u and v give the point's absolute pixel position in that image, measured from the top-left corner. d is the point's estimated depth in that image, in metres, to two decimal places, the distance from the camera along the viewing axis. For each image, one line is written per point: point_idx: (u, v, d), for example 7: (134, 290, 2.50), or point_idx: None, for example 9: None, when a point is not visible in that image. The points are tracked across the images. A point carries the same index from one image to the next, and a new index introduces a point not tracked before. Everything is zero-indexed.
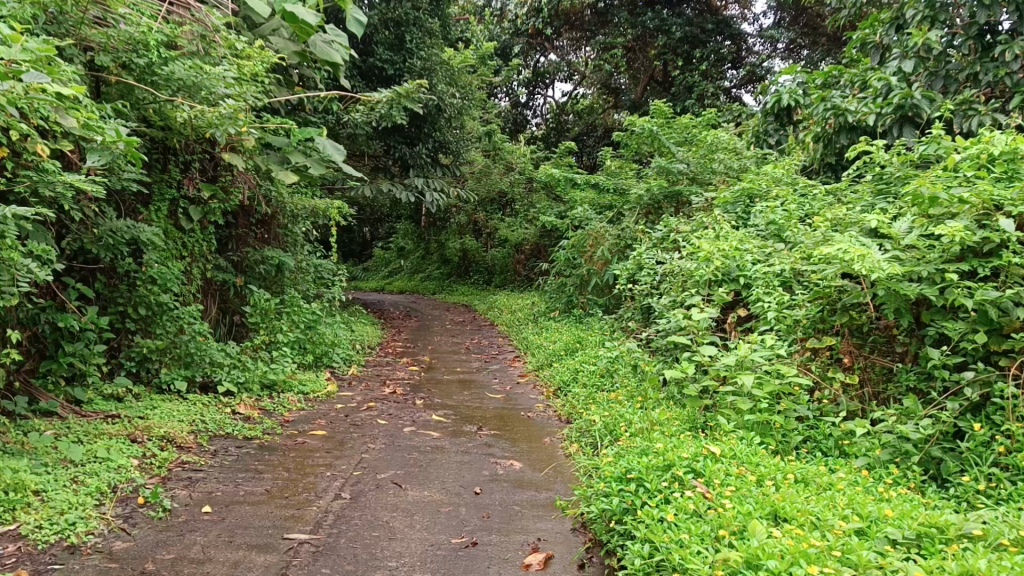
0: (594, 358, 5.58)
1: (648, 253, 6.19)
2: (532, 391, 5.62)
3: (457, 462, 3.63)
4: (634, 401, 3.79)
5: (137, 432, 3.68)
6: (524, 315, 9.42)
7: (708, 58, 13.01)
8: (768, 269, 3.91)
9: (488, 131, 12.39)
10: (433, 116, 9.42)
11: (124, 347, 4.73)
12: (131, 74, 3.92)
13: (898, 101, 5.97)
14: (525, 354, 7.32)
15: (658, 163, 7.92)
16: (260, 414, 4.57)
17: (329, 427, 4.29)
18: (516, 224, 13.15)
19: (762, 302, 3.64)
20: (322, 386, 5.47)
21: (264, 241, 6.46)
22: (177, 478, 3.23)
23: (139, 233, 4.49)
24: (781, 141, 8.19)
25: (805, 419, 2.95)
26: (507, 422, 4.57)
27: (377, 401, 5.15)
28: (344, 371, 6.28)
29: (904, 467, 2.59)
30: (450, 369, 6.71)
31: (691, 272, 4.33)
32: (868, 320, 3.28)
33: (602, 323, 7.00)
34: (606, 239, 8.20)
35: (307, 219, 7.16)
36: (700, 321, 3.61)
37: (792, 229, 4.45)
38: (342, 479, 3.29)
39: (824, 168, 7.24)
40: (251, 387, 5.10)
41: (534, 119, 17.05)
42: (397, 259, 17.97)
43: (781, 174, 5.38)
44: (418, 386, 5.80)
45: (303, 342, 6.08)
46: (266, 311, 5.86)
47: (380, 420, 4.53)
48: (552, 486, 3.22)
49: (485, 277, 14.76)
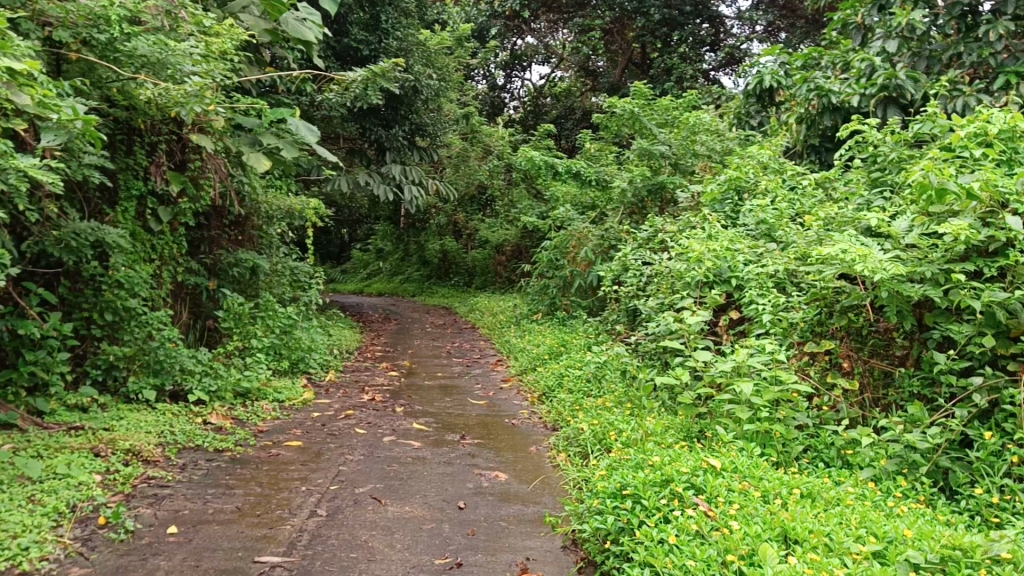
0: (580, 363, 5.43)
1: (633, 253, 6.06)
2: (516, 396, 5.46)
3: (440, 474, 3.47)
4: (625, 409, 3.65)
5: (101, 445, 3.48)
6: (506, 318, 9.29)
7: (686, 41, 13.51)
8: (761, 270, 3.79)
9: (466, 114, 12.23)
10: (409, 100, 9.36)
11: (90, 354, 4.53)
12: (92, 52, 3.95)
13: (883, 82, 6.65)
14: (508, 357, 7.17)
15: (640, 144, 7.85)
16: (233, 423, 4.38)
17: (305, 437, 4.11)
18: (497, 224, 13.03)
19: (757, 305, 3.50)
20: (299, 393, 5.28)
21: (237, 243, 6.27)
22: (141, 495, 3.04)
23: (105, 235, 4.30)
24: (764, 122, 8.69)
25: (805, 428, 2.82)
26: (491, 430, 4.41)
27: (356, 408, 4.97)
28: (321, 377, 6.09)
29: (913, 479, 2.46)
30: (431, 374, 6.54)
31: (681, 273, 4.19)
32: (867, 322, 3.15)
33: (587, 325, 6.86)
34: (590, 239, 8.08)
35: (284, 221, 6.97)
36: (692, 325, 3.48)
37: (784, 232, 4.33)
38: (318, 495, 3.12)
39: (811, 147, 7.60)
40: (224, 395, 4.90)
41: (511, 102, 16.80)
42: (376, 261, 17.76)
43: (769, 172, 5.28)
44: (399, 392, 5.63)
45: (279, 348, 5.89)
46: (241, 316, 5.66)
47: (358, 429, 4.35)
48: (540, 500, 3.07)
49: (466, 279, 14.61)
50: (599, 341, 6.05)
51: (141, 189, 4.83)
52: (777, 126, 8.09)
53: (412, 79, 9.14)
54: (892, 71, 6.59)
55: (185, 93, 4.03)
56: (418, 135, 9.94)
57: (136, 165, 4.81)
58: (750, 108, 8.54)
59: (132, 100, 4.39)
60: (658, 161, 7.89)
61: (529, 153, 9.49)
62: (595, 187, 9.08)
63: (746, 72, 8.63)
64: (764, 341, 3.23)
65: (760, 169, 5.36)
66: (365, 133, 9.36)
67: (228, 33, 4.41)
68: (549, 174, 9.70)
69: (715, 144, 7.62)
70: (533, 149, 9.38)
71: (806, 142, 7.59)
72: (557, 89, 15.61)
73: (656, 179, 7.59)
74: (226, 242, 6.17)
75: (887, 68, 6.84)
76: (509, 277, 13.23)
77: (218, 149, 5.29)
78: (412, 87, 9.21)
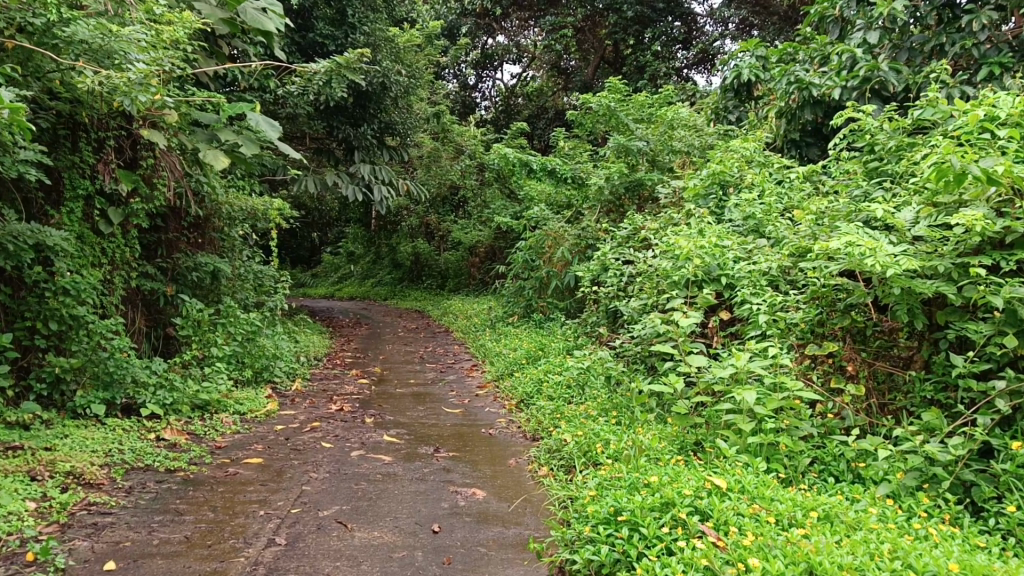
0: (559, 368, 5.18)
1: (612, 252, 5.83)
2: (492, 404, 5.19)
3: (412, 492, 3.20)
4: (611, 419, 3.41)
5: (38, 467, 3.16)
6: (480, 320, 9.02)
7: (659, 39, 13.33)
8: (753, 268, 3.58)
9: (437, 113, 11.95)
10: (378, 97, 9.03)
11: (34, 366, 4.20)
12: (29, 38, 3.63)
13: (865, 74, 6.48)
14: (483, 361, 6.90)
15: (617, 140, 7.60)
16: (189, 439, 4.07)
17: (267, 453, 3.82)
18: (470, 225, 12.77)
19: (752, 304, 3.27)
20: (262, 404, 4.96)
21: (196, 245, 5.95)
22: (79, 525, 2.73)
23: (46, 238, 4.01)
24: (742, 117, 8.49)
25: (811, 438, 2.58)
26: (468, 442, 4.15)
27: (323, 420, 4.67)
28: (287, 387, 5.77)
29: (935, 495, 2.23)
30: (403, 381, 6.24)
31: (667, 271, 3.96)
32: (871, 321, 2.94)
33: (564, 328, 6.61)
34: (567, 238, 7.83)
35: (247, 223, 6.66)
36: (684, 328, 3.22)
37: (775, 231, 4.11)
38: (277, 520, 2.83)
39: (790, 141, 7.42)
40: (180, 408, 4.56)
41: (482, 102, 16.57)
42: (348, 264, 17.41)
43: (755, 167, 5.06)
44: (369, 401, 5.33)
45: (241, 357, 5.56)
46: (200, 323, 5.33)
47: (325, 443, 4.07)
48: (522, 520, 2.81)
49: (438, 281, 14.32)
50: (579, 345, 5.81)
51: (88, 189, 4.50)
52: (756, 121, 7.89)
53: (379, 74, 8.81)
54: (873, 63, 6.42)
55: (128, 81, 3.71)
56: (388, 134, 9.66)
57: (82, 163, 4.48)
58: (726, 103, 8.35)
59: (75, 91, 4.06)
60: (635, 156, 7.65)
61: (502, 151, 9.25)
62: (571, 186, 8.83)
63: (723, 67, 8.43)
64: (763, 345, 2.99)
65: (744, 162, 5.15)
66: (333, 131, 9.02)
67: (180, 20, 4.09)
68: (524, 172, 9.44)
69: (693, 139, 7.40)
70: (507, 147, 9.13)
71: (786, 137, 7.41)
72: (528, 89, 15.34)
73: (634, 177, 7.36)
74: (184, 245, 5.85)
75: (868, 59, 6.69)
76: (483, 279, 12.98)
77: (173, 146, 4.97)
78: (380, 83, 8.87)
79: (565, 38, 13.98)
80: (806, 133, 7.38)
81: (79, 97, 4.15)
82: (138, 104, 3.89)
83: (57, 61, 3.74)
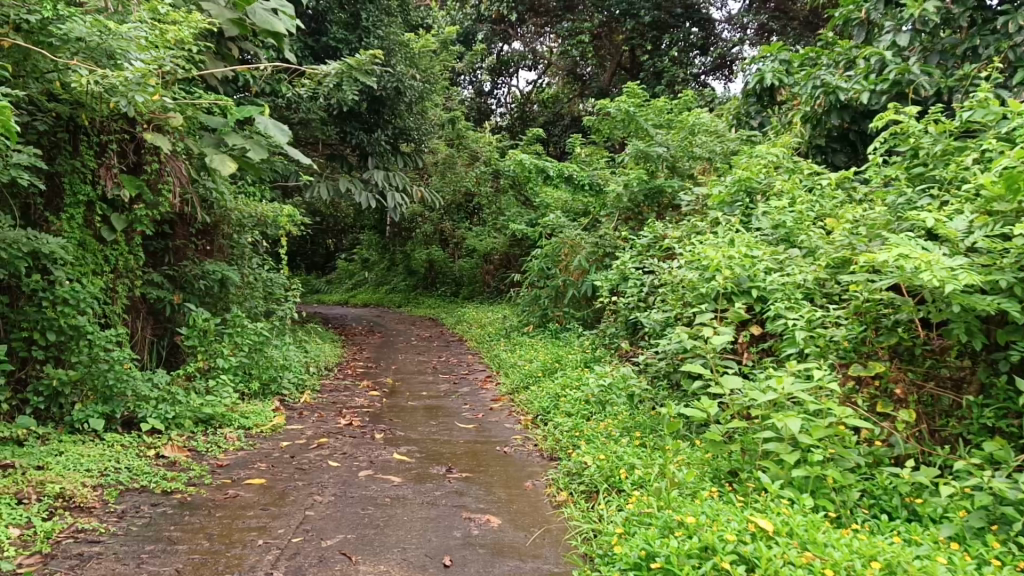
0: (578, 382, 4.96)
1: (633, 261, 5.61)
2: (507, 419, 4.98)
3: (423, 519, 2.99)
4: (638, 445, 3.20)
5: (26, 490, 2.98)
6: (495, 330, 8.82)
7: (677, 44, 13.10)
8: (787, 280, 3.36)
9: (452, 118, 11.76)
10: (392, 101, 8.92)
11: (32, 379, 4.03)
12: (23, 36, 3.46)
13: (895, 78, 6.28)
14: (498, 373, 6.70)
15: (637, 146, 7.39)
16: (189, 456, 3.87)
17: (270, 472, 3.63)
18: (484, 233, 12.59)
19: (788, 320, 3.04)
20: (268, 419, 4.72)
21: (204, 253, 5.80)
22: (63, 555, 2.54)
23: (42, 245, 3.81)
24: (765, 122, 8.24)
25: (859, 469, 2.35)
26: (482, 461, 3.94)
27: (331, 435, 4.47)
28: (295, 400, 5.56)
29: (1005, 538, 1.99)
30: (416, 393, 6.03)
31: (693, 283, 3.74)
32: (920, 340, 2.73)
33: (582, 339, 6.39)
34: (584, 247, 7.62)
35: (257, 230, 6.48)
36: (716, 345, 3.00)
37: (809, 241, 3.88)
38: (277, 550, 2.63)
39: (816, 147, 7.20)
40: (182, 423, 4.31)
41: (499, 109, 16.43)
42: (361, 270, 17.26)
43: (784, 173, 4.83)
44: (379, 415, 5.12)
45: (248, 368, 5.36)
46: (206, 332, 5.13)
47: (332, 461, 3.88)
48: (540, 553, 2.60)
49: (452, 289, 14.14)
50: (598, 358, 5.59)
51: (89, 194, 4.33)
52: (780, 127, 7.66)
53: (393, 78, 8.67)
54: (904, 66, 6.19)
55: (126, 80, 3.52)
56: (402, 140, 9.50)
57: (83, 167, 4.31)
58: (749, 109, 8.13)
59: (75, 92, 3.89)
60: (655, 162, 7.42)
61: (519, 156, 9.05)
62: (589, 192, 8.62)
63: (745, 72, 8.20)
64: (802, 365, 2.77)
65: (772, 168, 4.93)
66: (346, 137, 8.88)
67: (185, 19, 3.92)
68: (540, 178, 9.24)
69: (715, 145, 7.17)
70: (523, 152, 8.94)
71: (811, 143, 7.17)
72: (544, 95, 15.15)
73: (653, 183, 7.14)
74: (192, 253, 5.68)
75: (898, 62, 6.45)
76: (497, 287, 12.78)
77: (179, 150, 4.80)
78: (393, 88, 8.75)
79: (582, 44, 13.79)
80: (832, 139, 7.15)
81: (79, 98, 3.98)
82: (135, 105, 3.71)
83: (53, 60, 3.57)
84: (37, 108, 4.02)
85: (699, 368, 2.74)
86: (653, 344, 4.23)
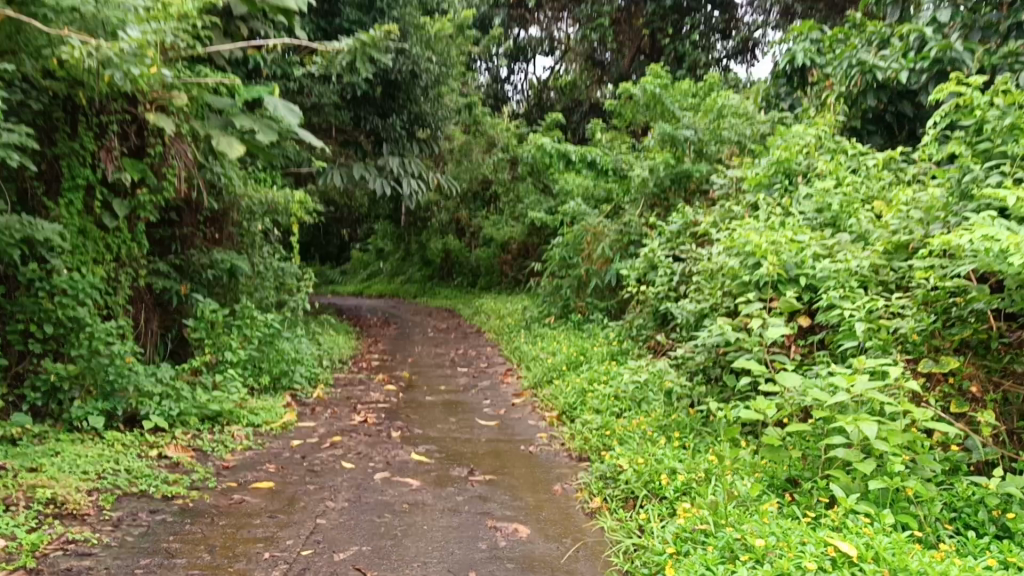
0: (606, 378, 4.68)
1: (662, 249, 5.33)
2: (531, 416, 4.71)
3: (444, 528, 2.73)
4: (679, 451, 2.92)
5: (15, 495, 2.75)
6: (514, 321, 8.55)
7: (698, 27, 12.75)
8: (840, 267, 3.07)
9: (468, 104, 11.47)
10: (407, 86, 8.62)
11: (29, 374, 3.79)
12: (10, 5, 3.20)
13: (936, 55, 5.94)
14: (519, 365, 6.43)
15: (662, 129, 7.09)
16: (193, 457, 3.63)
17: (279, 475, 3.38)
18: (502, 222, 12.33)
19: (845, 311, 2.75)
20: (279, 416, 4.48)
21: (211, 241, 5.55)
22: (49, 571, 2.29)
23: (36, 232, 3.56)
24: (795, 104, 7.88)
25: (941, 479, 2.07)
26: (507, 463, 3.67)
27: (345, 433, 4.22)
28: (308, 394, 5.31)
29: None
30: (433, 388, 5.78)
31: (734, 271, 3.44)
32: (998, 332, 2.44)
33: (607, 331, 6.11)
34: (607, 235, 7.33)
35: (268, 218, 6.24)
36: (768, 337, 2.74)
37: (860, 225, 3.59)
38: (283, 566, 2.38)
39: (849, 129, 6.81)
40: (187, 420, 4.08)
41: (515, 96, 16.04)
42: (377, 261, 17.03)
43: (826, 153, 4.52)
44: (396, 412, 4.87)
45: (258, 361, 5.11)
46: (214, 324, 4.88)
47: (345, 462, 3.62)
48: (575, 570, 2.34)
49: (469, 279, 13.87)
50: (626, 351, 5.31)
51: (89, 177, 4.09)
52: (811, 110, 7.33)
53: (408, 62, 8.39)
54: (946, 42, 5.88)
55: (120, 51, 3.26)
56: (417, 126, 9.23)
57: (82, 150, 4.06)
58: (778, 90, 7.79)
59: (71, 69, 3.64)
60: (681, 146, 7.12)
61: (539, 141, 8.75)
62: (611, 178, 8.32)
63: (774, 52, 7.86)
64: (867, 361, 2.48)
65: (811, 149, 4.63)
66: (360, 123, 8.63)
67: None
68: (560, 164, 8.95)
69: (744, 128, 6.86)
70: (543, 136, 8.65)
71: (844, 125, 6.82)
72: (561, 82, 14.84)
73: (680, 168, 6.84)
74: (200, 241, 5.44)
75: (938, 39, 6.12)
76: (515, 276, 12.51)
77: (184, 132, 4.55)
78: (408, 71, 8.46)
79: (600, 28, 13.44)
80: (866, 121, 6.79)
81: (75, 75, 3.74)
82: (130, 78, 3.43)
83: (45, 32, 3.32)
84: (31, 85, 3.78)
85: (753, 365, 2.46)
86: (689, 338, 3.95)
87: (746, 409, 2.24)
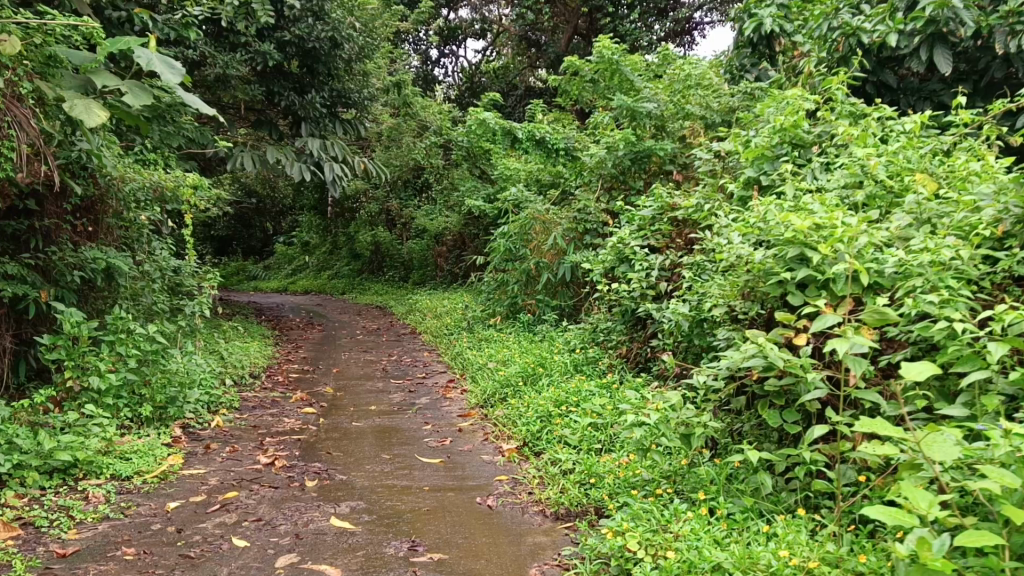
0: (578, 399, 3.77)
1: (634, 238, 4.44)
2: (484, 447, 3.78)
3: None
4: (721, 537, 2.04)
5: None
6: (453, 322, 7.60)
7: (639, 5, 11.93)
8: (922, 259, 2.23)
9: (398, 82, 10.43)
10: (326, 57, 7.54)
11: None
12: None
13: (931, 13, 5.06)
14: (463, 376, 5.50)
15: (621, 101, 6.16)
16: (17, 540, 2.55)
17: (138, 569, 2.35)
18: (435, 212, 11.37)
19: (963, 326, 1.90)
20: (158, 462, 3.44)
21: (81, 238, 4.50)
22: None
23: None
24: (762, 78, 6.86)
25: None
26: (460, 526, 2.73)
27: (242, 486, 3.20)
28: (203, 426, 4.25)
29: None
30: (361, 408, 4.79)
31: (764, 265, 2.55)
32: None
33: (566, 335, 5.22)
34: (558, 224, 6.46)
35: (156, 207, 5.15)
36: (914, 376, 1.60)
37: (919, 204, 2.74)
38: None
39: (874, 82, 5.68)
40: (23, 478, 2.99)
41: (445, 79, 14.87)
42: (301, 255, 15.86)
43: (842, 116, 3.68)
44: (314, 445, 3.88)
45: (138, 388, 4.03)
46: (76, 341, 3.77)
47: (237, 539, 2.62)
48: None
49: (401, 273, 12.87)
50: (593, 361, 4.44)
51: None
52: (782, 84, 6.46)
53: (327, 27, 7.32)
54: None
55: None
56: (340, 103, 8.17)
57: None
58: (743, 60, 6.89)
59: None
60: (642, 121, 6.20)
61: (480, 117, 7.79)
62: (560, 160, 7.40)
63: (739, 19, 7.01)
64: None
65: (820, 115, 3.79)
66: (272, 98, 7.52)
67: None
68: (505, 143, 8.01)
69: (712, 99, 6.00)
70: (485, 110, 7.68)
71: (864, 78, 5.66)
72: (493, 65, 13.85)
73: (642, 145, 5.92)
74: (64, 236, 4.36)
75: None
76: (451, 270, 11.55)
77: (25, 93, 3.45)
78: (328, 39, 7.38)
79: (537, 6, 12.55)
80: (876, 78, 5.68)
81: None
82: None
83: None
84: None
85: (879, 428, 1.60)
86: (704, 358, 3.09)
87: (890, 511, 1.40)
